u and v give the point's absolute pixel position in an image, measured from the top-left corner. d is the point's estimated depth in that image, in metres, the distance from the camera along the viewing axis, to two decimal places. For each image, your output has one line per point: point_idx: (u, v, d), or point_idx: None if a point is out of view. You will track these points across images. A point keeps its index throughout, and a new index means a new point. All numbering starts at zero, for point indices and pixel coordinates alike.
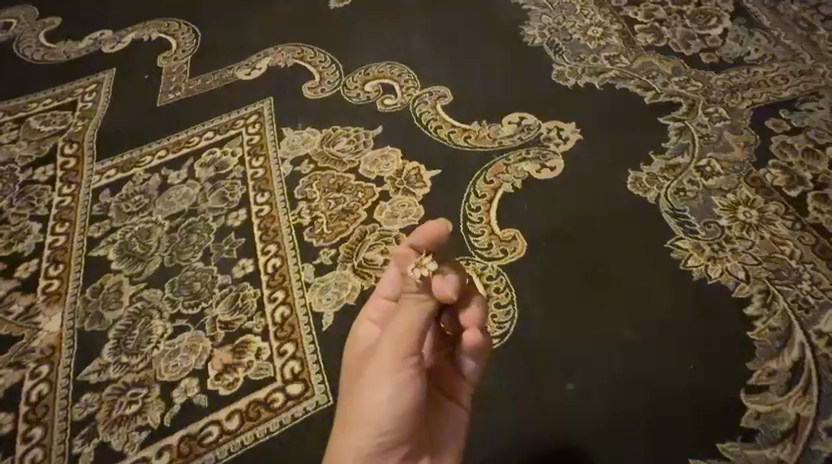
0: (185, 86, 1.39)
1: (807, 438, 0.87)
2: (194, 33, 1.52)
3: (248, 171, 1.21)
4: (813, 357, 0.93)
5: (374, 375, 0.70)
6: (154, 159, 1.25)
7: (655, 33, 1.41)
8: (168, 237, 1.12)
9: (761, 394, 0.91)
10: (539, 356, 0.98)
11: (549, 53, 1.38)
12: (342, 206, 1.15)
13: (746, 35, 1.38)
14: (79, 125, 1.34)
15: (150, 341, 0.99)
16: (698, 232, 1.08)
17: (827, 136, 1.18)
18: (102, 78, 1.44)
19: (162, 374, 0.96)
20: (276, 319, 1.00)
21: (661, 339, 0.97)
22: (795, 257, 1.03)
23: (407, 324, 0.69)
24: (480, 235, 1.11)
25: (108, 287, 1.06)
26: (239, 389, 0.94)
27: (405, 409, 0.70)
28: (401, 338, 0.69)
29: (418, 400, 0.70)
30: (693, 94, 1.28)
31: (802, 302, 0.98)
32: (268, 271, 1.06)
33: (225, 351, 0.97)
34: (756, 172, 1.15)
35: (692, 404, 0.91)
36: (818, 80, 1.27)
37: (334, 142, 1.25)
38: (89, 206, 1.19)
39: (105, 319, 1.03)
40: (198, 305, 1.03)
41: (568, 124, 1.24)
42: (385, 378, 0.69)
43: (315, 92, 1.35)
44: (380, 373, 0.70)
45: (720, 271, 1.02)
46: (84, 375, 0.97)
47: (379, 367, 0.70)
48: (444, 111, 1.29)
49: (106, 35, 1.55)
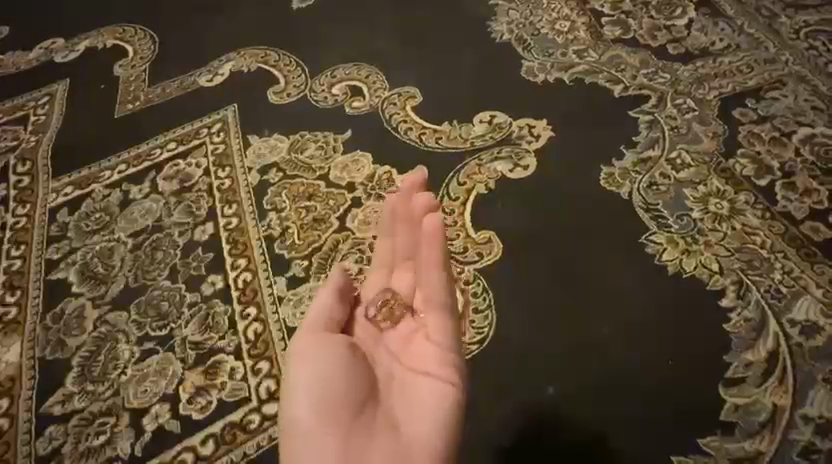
0: (144, 95, 1.34)
1: (784, 428, 0.88)
2: (152, 39, 1.46)
3: (214, 182, 1.17)
4: (787, 346, 0.94)
5: (297, 358, 0.75)
6: (114, 173, 1.20)
7: (622, 25, 1.41)
8: (131, 256, 1.08)
9: (739, 386, 0.91)
10: (520, 358, 0.97)
11: (518, 49, 1.36)
12: (314, 215, 1.12)
13: (711, 25, 1.39)
14: (32, 140, 1.28)
15: (117, 367, 0.95)
16: (671, 226, 1.08)
17: (792, 124, 1.20)
18: (56, 89, 1.37)
19: (131, 402, 0.92)
20: (248, 337, 0.97)
21: (645, 336, 0.97)
22: (767, 246, 1.04)
23: (316, 316, 0.78)
24: (456, 239, 1.09)
25: (70, 311, 1.01)
26: (212, 412, 0.91)
27: (327, 377, 0.73)
28: (318, 321, 0.78)
29: (338, 368, 0.74)
30: (662, 86, 1.29)
31: (774, 291, 0.99)
32: (239, 286, 1.02)
33: (197, 373, 0.94)
34: (726, 163, 1.16)
35: (680, 402, 0.91)
36: (781, 69, 1.29)
37: (302, 148, 1.22)
38: (46, 226, 1.13)
39: (68, 346, 0.98)
40: (166, 326, 0.99)
41: (539, 121, 1.23)
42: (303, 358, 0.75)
43: (281, 97, 1.31)
44: (298, 353, 0.75)
45: (695, 264, 1.03)
46: (47, 407, 0.93)
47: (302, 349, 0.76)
48: (414, 112, 1.26)
49: (58, 44, 1.48)
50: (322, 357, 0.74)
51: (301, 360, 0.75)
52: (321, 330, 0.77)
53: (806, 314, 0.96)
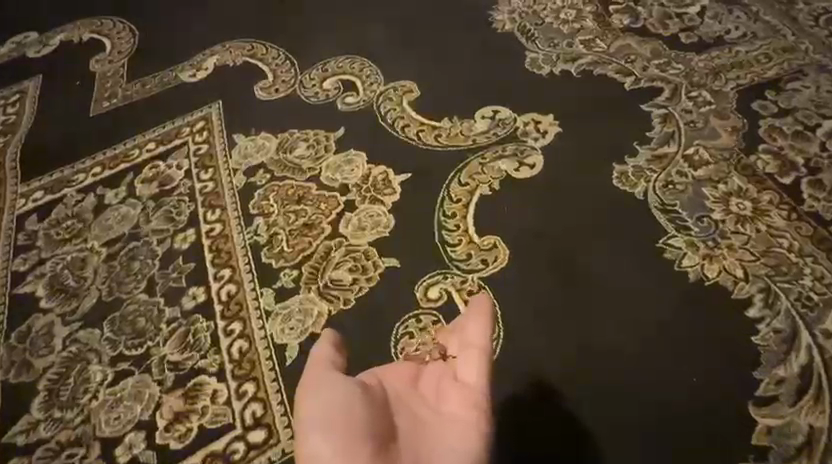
0: (122, 93, 1.25)
1: (822, 452, 0.80)
2: (131, 32, 1.37)
3: (196, 185, 1.08)
4: (822, 360, 0.86)
5: (309, 390, 0.72)
6: (88, 177, 1.11)
7: (630, 13, 1.33)
8: (105, 266, 0.99)
9: (771, 406, 0.83)
10: (530, 374, 0.89)
11: (521, 40, 1.28)
12: (304, 220, 1.03)
13: (725, 12, 1.31)
14: (1, 141, 1.19)
15: (88, 391, 0.87)
16: (690, 228, 1.00)
17: (815, 117, 1.12)
18: (27, 87, 1.28)
19: (103, 429, 0.84)
20: (233, 355, 0.89)
21: (658, 344, 0.89)
22: (794, 250, 0.96)
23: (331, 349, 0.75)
24: (458, 244, 1.00)
25: (37, 329, 0.93)
26: (192, 441, 0.82)
27: (344, 408, 0.70)
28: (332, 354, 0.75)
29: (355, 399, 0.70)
30: (675, 78, 1.20)
31: (805, 300, 0.91)
32: (222, 299, 0.94)
33: (176, 396, 0.86)
34: (747, 159, 1.08)
35: (704, 415, 0.84)
36: (801, 58, 1.21)
37: (291, 147, 1.13)
38: (13, 235, 1.04)
39: (34, 367, 0.89)
40: (142, 345, 0.90)
41: (545, 116, 1.15)
42: (317, 389, 0.71)
43: (268, 92, 1.22)
44: (311, 385, 0.72)
45: (717, 270, 0.95)
46: (10, 436, 0.84)
47: (315, 380, 0.72)
48: (411, 107, 1.18)
49: (31, 38, 1.38)
50: (338, 387, 0.71)
51: (312, 390, 0.72)
52: (334, 364, 0.74)
53: None
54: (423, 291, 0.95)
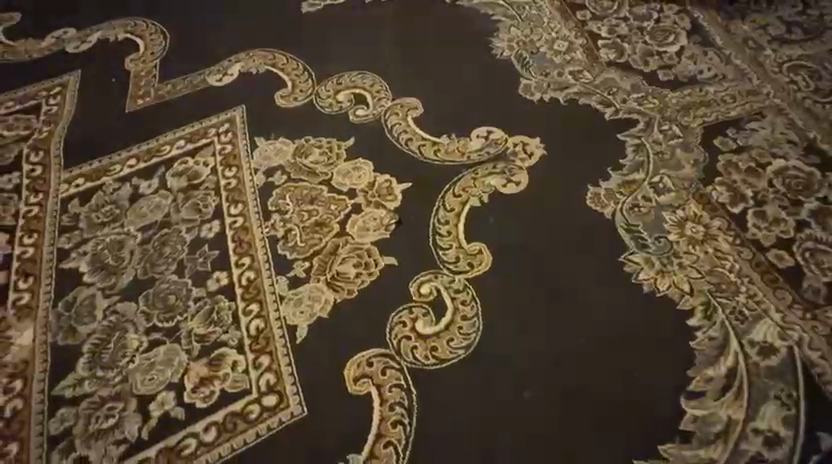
0: (155, 92, 1.38)
1: (737, 439, 0.96)
2: (163, 35, 1.50)
3: (222, 181, 1.23)
4: (745, 364, 1.03)
5: None
6: (124, 168, 1.24)
7: (616, 48, 1.49)
8: (140, 249, 1.13)
9: (699, 399, 1.00)
10: (501, 366, 1.03)
11: (517, 67, 1.43)
12: (316, 219, 1.18)
13: (700, 53, 1.47)
14: (45, 130, 1.32)
15: (125, 355, 1.01)
16: (649, 246, 1.16)
17: (767, 155, 1.29)
18: (66, 80, 1.41)
19: (139, 388, 0.98)
20: (251, 332, 1.04)
21: (622, 354, 1.04)
22: (735, 270, 1.13)
23: None
24: (448, 248, 1.15)
25: (81, 300, 1.07)
26: (215, 401, 0.97)
27: None
28: None
29: None
30: (650, 111, 1.36)
31: (738, 314, 1.08)
32: (243, 284, 1.09)
33: (201, 364, 1.00)
34: (704, 190, 1.24)
35: (653, 415, 0.99)
36: (762, 100, 1.38)
37: (307, 153, 1.27)
38: (58, 216, 1.18)
39: (79, 333, 1.03)
40: (173, 319, 1.05)
41: (533, 139, 1.31)
42: None
43: (288, 101, 1.36)
44: None
45: (668, 284, 1.11)
46: (58, 390, 0.98)
47: None
48: (415, 123, 1.33)
49: (70, 34, 1.51)
50: None
51: None
52: None
53: (764, 336, 1.05)
54: (416, 287, 1.10)
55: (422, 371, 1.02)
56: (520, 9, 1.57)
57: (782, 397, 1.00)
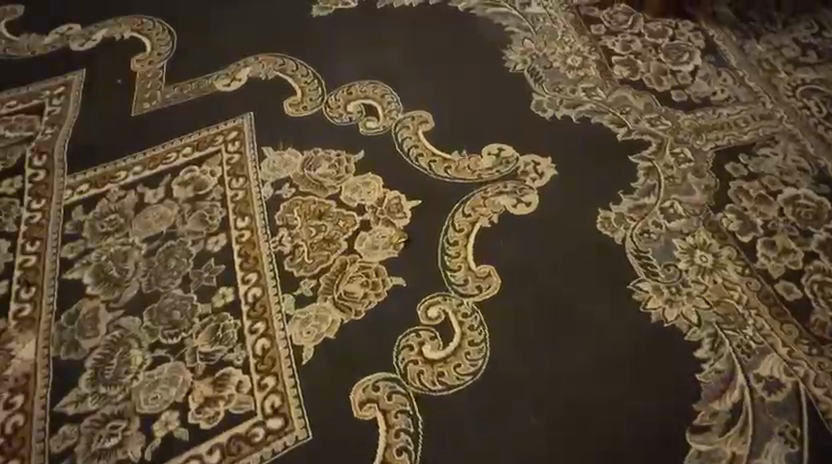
0: (161, 96, 1.35)
1: None
2: (170, 35, 1.47)
3: (228, 192, 1.21)
4: (751, 400, 1.03)
5: None
6: (129, 175, 1.22)
7: (630, 66, 1.47)
8: (145, 261, 1.11)
9: (704, 434, 1.00)
10: (506, 390, 1.02)
11: (530, 82, 1.41)
12: (323, 235, 1.16)
13: (714, 74, 1.46)
14: (48, 133, 1.29)
15: (129, 372, 1.00)
16: (658, 274, 1.16)
17: (778, 183, 1.28)
18: (70, 80, 1.38)
19: (143, 407, 0.97)
20: (256, 352, 1.03)
21: (627, 379, 1.04)
22: (742, 301, 1.13)
23: None
24: (457, 270, 1.14)
25: (84, 313, 1.05)
26: (219, 423, 0.97)
27: None
28: None
29: None
30: (662, 133, 1.35)
31: (745, 347, 1.08)
32: (249, 301, 1.07)
33: (206, 383, 0.99)
34: (714, 217, 1.23)
35: (657, 443, 0.99)
36: (775, 125, 1.37)
37: (315, 165, 1.25)
38: (61, 224, 1.16)
39: (82, 347, 1.02)
40: (178, 335, 1.03)
41: (544, 158, 1.29)
42: None
43: (297, 109, 1.34)
44: None
45: (676, 314, 1.11)
46: (60, 406, 0.97)
47: None
48: (425, 137, 1.31)
49: (74, 30, 1.47)
50: None
51: None
52: None
53: (770, 370, 1.05)
54: (424, 309, 1.09)
55: (428, 396, 1.01)
56: (533, 21, 1.55)
57: (786, 434, 1.00)
